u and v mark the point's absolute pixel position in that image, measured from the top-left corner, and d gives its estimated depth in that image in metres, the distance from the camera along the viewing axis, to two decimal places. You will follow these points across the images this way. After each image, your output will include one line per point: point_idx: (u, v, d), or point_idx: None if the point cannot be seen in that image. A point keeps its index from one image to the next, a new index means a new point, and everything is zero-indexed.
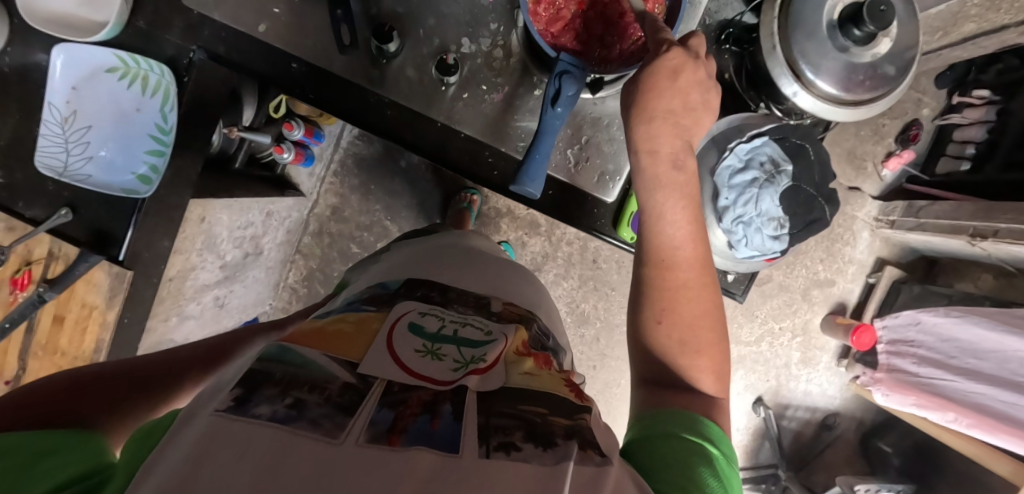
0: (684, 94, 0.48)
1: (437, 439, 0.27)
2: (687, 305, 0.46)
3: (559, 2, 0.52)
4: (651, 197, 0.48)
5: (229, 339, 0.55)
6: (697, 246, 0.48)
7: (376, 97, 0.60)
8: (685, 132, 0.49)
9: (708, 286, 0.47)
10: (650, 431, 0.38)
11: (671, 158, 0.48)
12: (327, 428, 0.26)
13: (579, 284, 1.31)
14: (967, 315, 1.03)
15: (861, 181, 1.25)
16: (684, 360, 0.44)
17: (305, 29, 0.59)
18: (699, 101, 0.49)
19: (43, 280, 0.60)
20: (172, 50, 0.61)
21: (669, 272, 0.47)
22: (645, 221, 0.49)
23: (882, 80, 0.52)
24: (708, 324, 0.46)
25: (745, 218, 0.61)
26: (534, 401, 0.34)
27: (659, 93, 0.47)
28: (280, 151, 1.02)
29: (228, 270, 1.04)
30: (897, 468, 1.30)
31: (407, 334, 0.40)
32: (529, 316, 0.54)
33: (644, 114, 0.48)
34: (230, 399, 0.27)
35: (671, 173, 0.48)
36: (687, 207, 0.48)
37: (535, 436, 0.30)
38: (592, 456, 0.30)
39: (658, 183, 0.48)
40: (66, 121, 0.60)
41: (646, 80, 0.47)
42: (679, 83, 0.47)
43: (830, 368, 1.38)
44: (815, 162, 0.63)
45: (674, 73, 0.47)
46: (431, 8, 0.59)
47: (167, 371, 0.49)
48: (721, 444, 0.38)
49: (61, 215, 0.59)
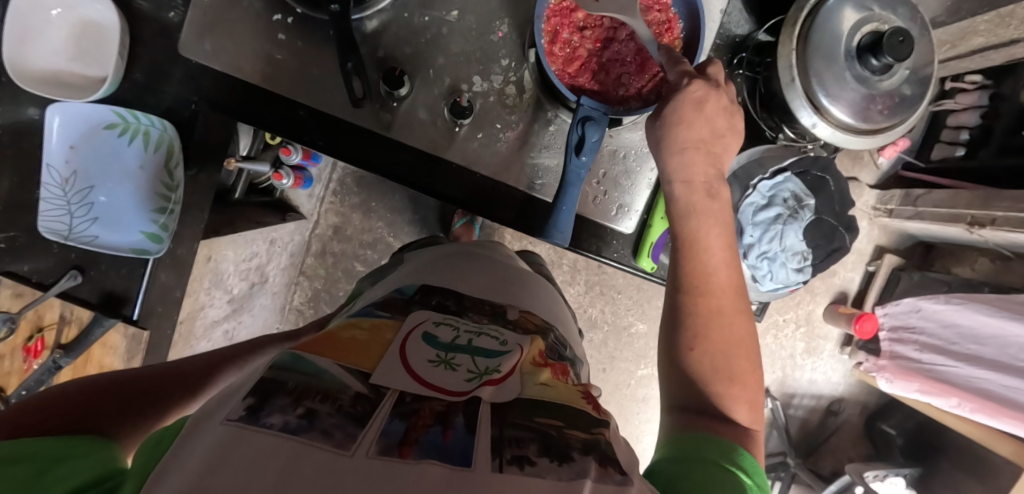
0: (711, 122, 0.50)
1: (450, 452, 0.26)
2: (721, 330, 0.46)
3: (574, 42, 0.54)
4: (685, 222, 0.50)
5: (241, 349, 0.54)
6: (731, 273, 0.48)
7: (388, 142, 0.59)
8: (717, 161, 0.51)
9: (743, 314, 0.47)
10: (678, 456, 0.37)
11: (705, 188, 0.50)
12: (339, 439, 0.25)
13: (585, 289, 1.29)
14: (967, 302, 1.02)
15: (858, 171, 1.19)
16: (719, 386, 0.44)
17: (313, 74, 0.58)
18: (725, 127, 0.51)
19: (56, 345, 0.57)
20: (170, 100, 0.60)
21: (704, 297, 0.47)
22: (681, 246, 0.49)
23: (898, 106, 0.56)
24: (743, 352, 0.46)
25: (769, 253, 0.72)
26: (548, 412, 0.34)
27: (688, 124, 0.49)
28: (279, 178, 0.96)
29: (236, 303, 1.01)
30: (902, 449, 1.28)
31: (421, 343, 0.40)
32: (545, 326, 0.54)
33: (674, 145, 0.50)
34: (243, 407, 0.27)
35: (707, 202, 0.50)
36: (721, 234, 0.49)
37: (549, 448, 0.29)
38: (612, 473, 0.29)
39: (695, 212, 0.49)
40: (66, 183, 0.58)
41: (672, 113, 0.49)
42: (705, 112, 0.49)
43: (833, 356, 1.32)
44: (830, 195, 0.73)
45: (698, 103, 0.49)
46: (440, 48, 0.59)
47: (181, 379, 0.48)
48: (753, 474, 0.36)
49: (70, 276, 0.57)
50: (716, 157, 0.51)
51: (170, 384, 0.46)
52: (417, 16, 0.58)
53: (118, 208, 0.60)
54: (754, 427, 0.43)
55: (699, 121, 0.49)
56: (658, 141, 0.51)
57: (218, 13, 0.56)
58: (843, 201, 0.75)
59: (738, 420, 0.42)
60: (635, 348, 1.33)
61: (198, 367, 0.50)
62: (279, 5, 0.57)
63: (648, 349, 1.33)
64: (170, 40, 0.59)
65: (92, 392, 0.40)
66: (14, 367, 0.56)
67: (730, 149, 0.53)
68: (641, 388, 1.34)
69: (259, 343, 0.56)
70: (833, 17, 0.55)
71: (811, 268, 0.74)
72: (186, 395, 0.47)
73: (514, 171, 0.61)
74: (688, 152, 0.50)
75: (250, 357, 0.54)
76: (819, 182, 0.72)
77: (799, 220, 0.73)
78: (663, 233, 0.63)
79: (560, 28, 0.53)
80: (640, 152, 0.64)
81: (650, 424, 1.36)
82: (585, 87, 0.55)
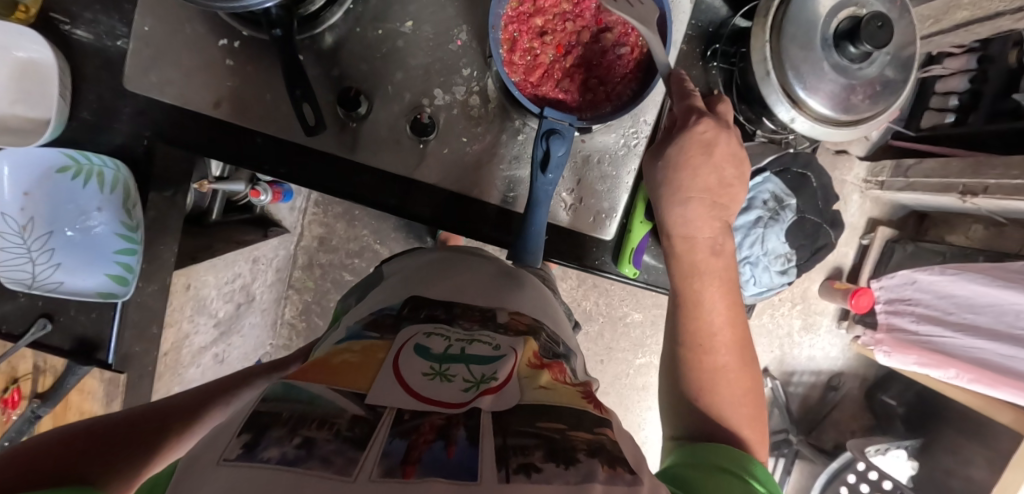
0: (720, 169, 0.49)
1: (455, 468, 0.23)
2: (727, 385, 0.46)
3: (535, 49, 0.52)
4: (689, 287, 0.48)
5: (227, 381, 0.48)
6: (736, 328, 0.48)
7: (355, 166, 0.58)
8: (724, 212, 0.50)
9: (749, 367, 0.47)
10: (693, 459, 0.39)
11: (710, 244, 0.49)
12: (339, 465, 0.22)
13: (578, 283, 1.26)
14: (962, 272, 0.99)
15: (848, 143, 1.15)
16: (728, 435, 0.44)
17: (264, 101, 0.56)
18: (734, 176, 0.50)
19: (33, 395, 0.58)
20: (122, 138, 0.57)
21: (707, 355, 0.47)
22: (679, 305, 0.49)
23: (880, 94, 0.55)
24: (749, 403, 0.46)
25: (751, 258, 0.71)
26: (553, 416, 0.30)
27: (694, 170, 0.48)
28: (257, 194, 0.92)
29: (223, 326, 1.00)
30: (903, 419, 1.26)
31: (412, 357, 0.35)
32: (537, 325, 0.45)
33: (678, 192, 0.49)
34: (240, 443, 0.23)
35: (710, 259, 0.48)
36: (724, 294, 0.48)
37: (555, 453, 0.26)
38: (622, 473, 0.26)
39: (700, 272, 0.48)
40: (26, 230, 0.57)
41: (675, 154, 0.49)
42: (713, 155, 0.48)
43: (831, 330, 1.30)
44: (818, 189, 0.72)
45: (707, 146, 0.48)
46: (398, 62, 0.57)
47: (164, 420, 0.42)
48: (767, 482, 0.37)
49: (39, 327, 0.56)
50: (725, 214, 0.50)
51: (149, 426, 0.40)
52: (371, 30, 0.56)
53: (82, 252, 0.59)
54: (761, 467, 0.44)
55: (706, 166, 0.48)
56: (661, 186, 0.50)
57: (162, 42, 0.54)
58: (826, 197, 0.73)
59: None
60: (632, 338, 1.31)
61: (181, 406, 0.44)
62: (224, 30, 0.55)
63: (644, 338, 1.30)
64: (115, 72, 0.57)
65: (61, 452, 0.34)
66: None
67: (738, 193, 0.50)
68: (641, 377, 1.32)
69: (247, 374, 0.50)
70: (809, 3, 0.52)
71: (795, 269, 0.73)
72: (169, 438, 0.41)
73: (485, 186, 0.59)
74: (699, 202, 0.48)
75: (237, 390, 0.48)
76: (800, 180, 0.69)
77: (780, 221, 0.72)
78: (643, 237, 0.61)
79: (518, 35, 0.52)
80: (615, 155, 0.62)
81: (650, 411, 1.34)
82: (550, 95, 0.53)
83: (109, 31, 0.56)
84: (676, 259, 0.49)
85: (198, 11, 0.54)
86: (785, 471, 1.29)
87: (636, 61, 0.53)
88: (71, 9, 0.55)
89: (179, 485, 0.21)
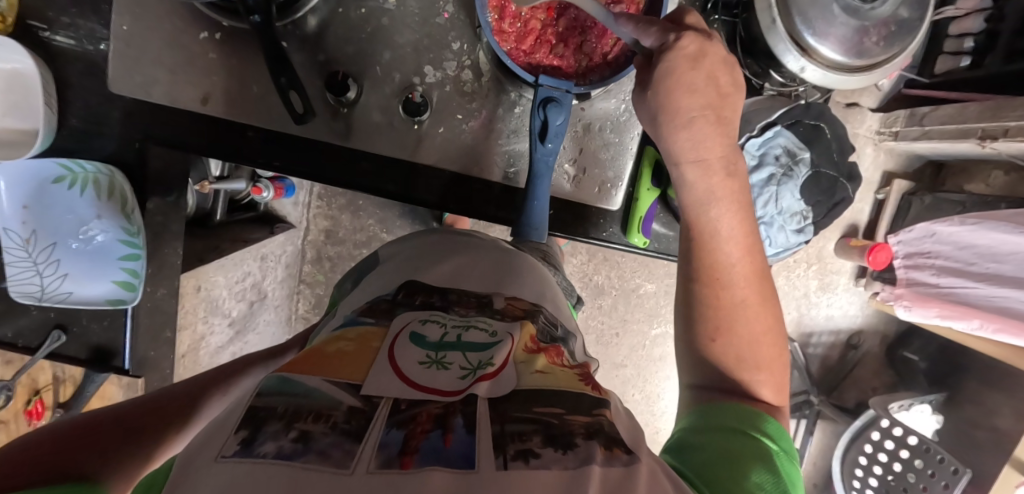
0: (713, 76, 0.46)
1: (452, 457, 0.22)
2: (746, 322, 0.44)
3: (525, 16, 0.51)
4: (705, 215, 0.47)
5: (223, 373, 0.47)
6: (753, 260, 0.46)
7: (348, 152, 0.57)
8: (729, 127, 0.47)
9: (770, 302, 0.46)
10: (696, 427, 0.38)
11: (723, 165, 0.46)
12: (337, 458, 0.21)
13: (588, 257, 1.24)
14: (983, 221, 0.94)
15: (858, 95, 1.09)
16: (746, 372, 0.43)
17: (253, 93, 0.55)
18: (730, 83, 0.47)
19: (56, 404, 0.62)
20: (113, 145, 0.57)
21: (724, 289, 0.45)
22: (696, 236, 0.47)
23: (895, 36, 0.52)
24: (768, 338, 0.45)
25: (768, 218, 0.67)
26: (551, 400, 0.29)
27: (690, 88, 0.45)
28: (258, 191, 0.92)
29: (238, 325, 1.01)
30: (926, 374, 1.22)
31: (407, 345, 0.34)
32: (535, 308, 0.43)
33: (677, 117, 0.45)
34: (237, 440, 0.22)
35: (725, 182, 0.46)
36: (740, 221, 0.46)
37: (553, 438, 0.25)
38: (619, 455, 0.26)
39: (714, 195, 0.46)
40: (29, 242, 0.57)
41: (663, 78, 0.45)
42: (703, 66, 0.45)
43: (848, 289, 1.26)
44: (831, 142, 0.69)
45: (695, 59, 0.44)
46: (384, 40, 0.55)
47: (155, 416, 0.40)
48: (779, 440, 0.37)
49: (54, 338, 0.58)
50: (732, 128, 0.47)
51: (140, 423, 0.39)
52: (354, 9, 0.54)
53: (86, 260, 0.59)
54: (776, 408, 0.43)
55: (702, 80, 0.45)
56: (658, 113, 0.46)
57: (143, 41, 0.53)
58: (841, 149, 0.70)
59: (766, 405, 0.42)
60: (646, 309, 1.29)
61: (177, 399, 0.43)
62: (204, 22, 0.53)
63: (658, 308, 1.29)
64: (99, 77, 0.55)
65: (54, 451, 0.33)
66: (21, 430, 0.61)
67: (738, 103, 0.47)
68: (657, 347, 1.31)
69: (241, 364, 0.49)
70: None
71: (812, 227, 0.69)
72: (168, 433, 0.40)
73: (484, 163, 0.59)
74: (706, 125, 0.45)
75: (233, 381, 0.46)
76: (813, 131, 0.67)
77: (794, 178, 0.68)
78: (652, 205, 0.60)
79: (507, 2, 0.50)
80: (616, 122, 0.60)
81: (669, 381, 1.34)
82: (544, 62, 0.52)
83: (91, 35, 0.54)
84: (687, 185, 0.47)
85: (177, 5, 0.52)
86: (808, 431, 1.29)
87: None
88: (48, 15, 0.53)
89: (177, 484, 0.21)
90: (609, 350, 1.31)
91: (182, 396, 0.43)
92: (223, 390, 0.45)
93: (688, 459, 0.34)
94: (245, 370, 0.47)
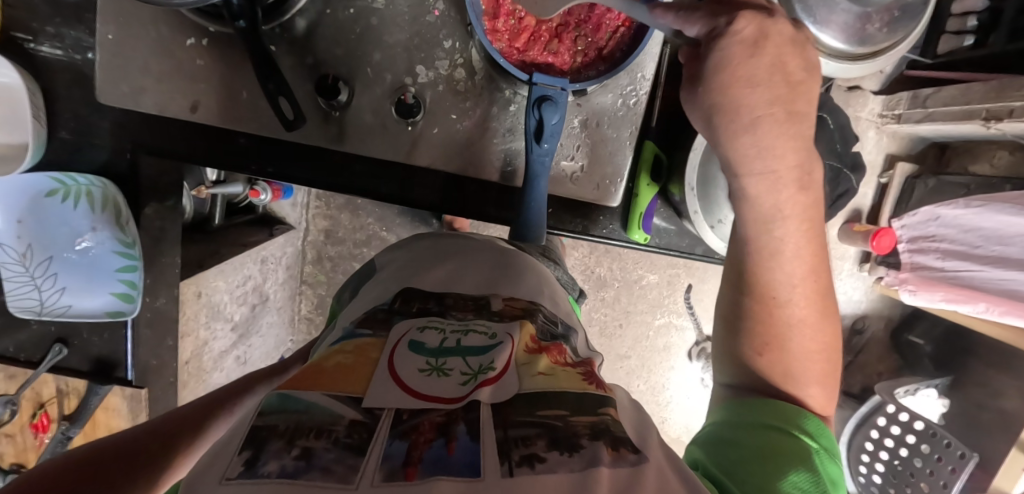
0: (783, 61, 0.37)
1: (457, 466, 0.22)
2: (798, 340, 0.43)
3: (519, 12, 0.49)
4: (768, 234, 0.42)
5: (223, 393, 0.47)
6: (817, 278, 0.43)
7: (341, 154, 0.56)
8: (804, 124, 0.38)
9: (827, 321, 0.44)
10: (734, 424, 0.39)
11: (797, 174, 0.40)
12: (341, 473, 0.21)
13: (590, 250, 1.23)
14: (990, 203, 0.92)
15: (860, 79, 1.02)
16: (798, 388, 0.43)
17: (242, 99, 0.54)
18: (804, 68, 0.38)
19: (61, 417, 0.62)
20: (104, 155, 0.56)
21: (777, 307, 0.43)
22: (755, 252, 0.43)
23: (899, 20, 0.51)
24: (823, 356, 0.44)
25: None
26: (554, 402, 0.29)
27: (750, 83, 0.37)
28: (257, 195, 0.91)
29: (240, 329, 1.01)
30: (932, 358, 1.21)
31: (406, 354, 0.33)
32: (533, 306, 0.43)
33: (738, 120, 0.38)
34: (241, 461, 0.22)
35: (797, 197, 0.41)
36: (806, 241, 0.42)
37: (557, 441, 0.25)
38: (626, 454, 0.26)
39: (781, 212, 0.41)
40: (25, 258, 0.56)
41: (717, 74, 0.37)
42: (767, 52, 0.36)
43: (852, 274, 1.24)
44: (833, 130, 0.68)
45: (755, 44, 0.36)
46: (374, 41, 0.54)
47: (157, 440, 0.40)
48: (819, 437, 0.38)
49: (56, 351, 0.59)
50: (809, 126, 0.39)
51: (141, 448, 0.39)
52: (342, 10, 0.53)
53: (81, 274, 0.58)
54: (823, 414, 0.44)
55: (765, 71, 0.36)
56: (713, 114, 0.39)
57: (129, 49, 0.52)
58: (842, 139, 0.69)
59: None
60: (649, 300, 1.28)
61: (179, 423, 0.42)
62: (190, 27, 0.52)
63: (662, 298, 1.28)
64: (86, 87, 0.54)
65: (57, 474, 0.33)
66: (30, 443, 0.62)
67: (814, 91, 0.39)
68: (661, 338, 1.31)
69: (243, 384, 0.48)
70: None
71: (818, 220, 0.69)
72: (169, 456, 0.39)
73: (481, 163, 0.58)
74: (777, 129, 0.38)
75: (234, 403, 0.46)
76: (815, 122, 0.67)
77: None
78: (652, 199, 0.60)
79: None
80: (613, 116, 0.59)
81: (673, 371, 1.33)
82: (538, 60, 0.51)
83: (76, 43, 0.53)
84: (748, 197, 0.42)
85: (162, 11, 0.51)
86: None
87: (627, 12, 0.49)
88: (32, 25, 0.52)
89: None
90: (613, 342, 1.30)
91: (184, 419, 0.43)
92: (224, 413, 0.45)
93: (726, 457, 0.35)
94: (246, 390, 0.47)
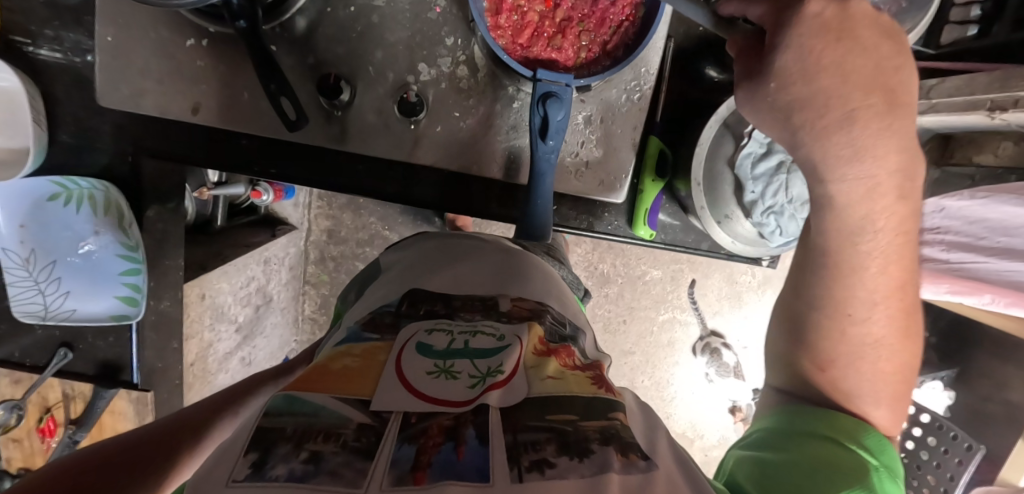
0: (868, 46, 0.32)
1: (466, 471, 0.22)
2: (870, 359, 0.41)
3: (521, 8, 0.49)
4: (852, 249, 0.38)
5: (232, 393, 0.47)
6: (902, 296, 0.40)
7: (345, 154, 0.56)
8: (899, 113, 0.33)
9: (906, 338, 0.42)
10: (788, 433, 0.39)
11: (896, 175, 0.35)
12: (349, 478, 0.20)
13: (593, 246, 1.23)
14: (994, 194, 0.88)
15: None
16: (868, 408, 0.41)
17: (243, 100, 0.53)
18: (888, 49, 0.33)
19: (67, 421, 0.63)
20: (106, 158, 0.56)
21: (851, 325, 0.41)
22: (834, 267, 0.40)
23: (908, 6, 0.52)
24: (898, 376, 0.42)
25: (776, 208, 0.53)
26: (563, 407, 0.28)
27: (839, 73, 0.32)
28: (258, 195, 0.91)
29: (245, 330, 1.01)
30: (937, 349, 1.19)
31: (414, 357, 0.33)
32: (541, 307, 0.42)
33: (825, 117, 0.33)
34: (248, 463, 0.22)
35: (892, 203, 0.37)
36: (891, 256, 0.39)
37: (568, 446, 0.25)
38: (635, 461, 0.26)
39: (872, 224, 0.37)
40: (28, 263, 0.56)
41: (801, 65, 0.32)
42: (851, 38, 0.32)
43: None
44: None
45: (839, 29, 0.31)
46: (375, 39, 0.54)
47: (168, 438, 0.40)
48: (879, 454, 0.37)
49: (62, 355, 0.58)
50: (907, 119, 0.34)
51: (152, 447, 0.39)
52: (342, 8, 0.53)
53: (85, 277, 0.58)
54: (889, 435, 0.43)
55: (851, 59, 0.32)
56: (792, 112, 0.34)
57: (129, 51, 0.51)
58: None
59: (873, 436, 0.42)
60: (653, 295, 1.28)
61: (187, 422, 0.43)
62: (190, 28, 0.52)
63: (665, 294, 1.28)
64: (86, 89, 0.54)
65: (72, 472, 0.34)
66: (37, 448, 0.63)
67: (912, 82, 0.34)
68: (665, 333, 1.31)
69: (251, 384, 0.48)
70: None
71: None
72: (179, 454, 0.40)
73: (485, 161, 0.57)
74: (882, 133, 0.34)
75: (242, 403, 0.46)
76: None
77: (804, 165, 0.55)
78: (657, 195, 0.59)
79: None
80: (618, 112, 0.58)
81: (678, 366, 1.33)
82: (542, 56, 0.50)
83: (76, 46, 0.53)
84: (834, 205, 0.37)
85: (161, 13, 0.51)
86: None
87: (630, 6, 0.49)
88: (31, 28, 0.52)
89: None
90: (618, 337, 1.30)
91: (193, 418, 0.43)
92: (232, 411, 0.45)
93: (779, 462, 0.35)
94: (255, 390, 0.47)
